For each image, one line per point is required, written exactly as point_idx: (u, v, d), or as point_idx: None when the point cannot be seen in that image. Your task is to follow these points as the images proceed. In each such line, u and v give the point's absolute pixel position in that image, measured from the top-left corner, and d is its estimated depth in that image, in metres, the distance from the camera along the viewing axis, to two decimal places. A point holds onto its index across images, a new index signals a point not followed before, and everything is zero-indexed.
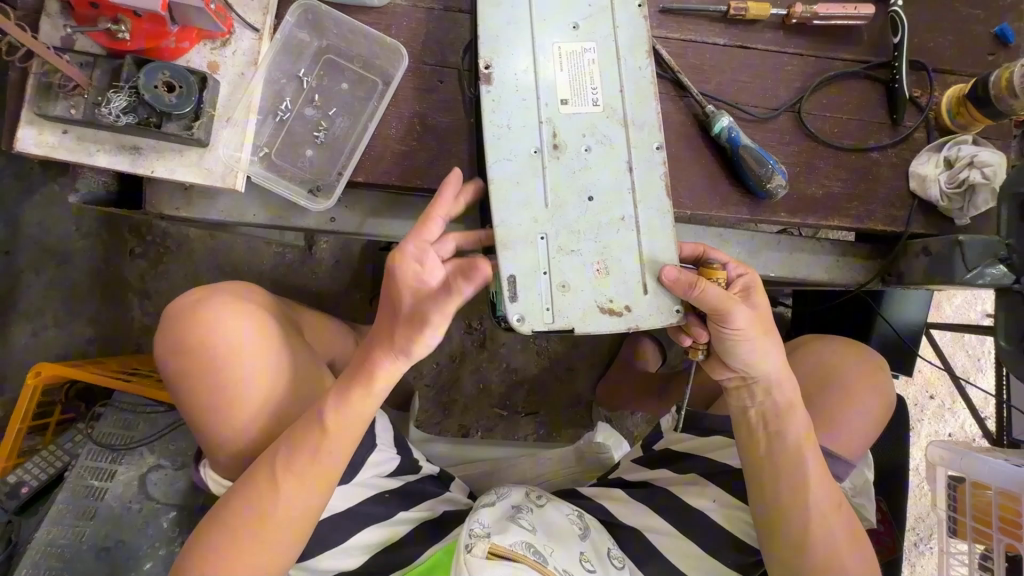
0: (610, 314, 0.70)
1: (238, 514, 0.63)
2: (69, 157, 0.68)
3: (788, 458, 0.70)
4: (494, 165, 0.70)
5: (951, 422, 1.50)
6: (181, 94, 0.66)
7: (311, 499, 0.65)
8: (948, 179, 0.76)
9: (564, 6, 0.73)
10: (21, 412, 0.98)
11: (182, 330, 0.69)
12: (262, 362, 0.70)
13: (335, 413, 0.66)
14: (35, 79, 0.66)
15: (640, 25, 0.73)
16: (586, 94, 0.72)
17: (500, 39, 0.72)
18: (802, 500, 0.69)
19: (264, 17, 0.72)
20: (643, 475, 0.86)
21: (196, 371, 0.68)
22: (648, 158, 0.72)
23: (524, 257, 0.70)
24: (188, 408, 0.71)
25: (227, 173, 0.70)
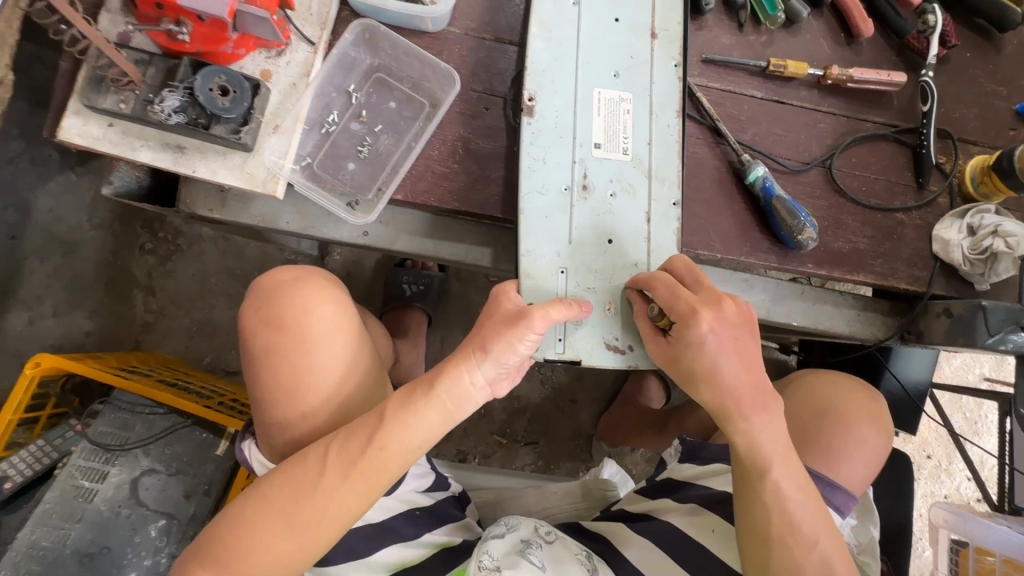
0: (614, 351, 0.71)
1: (277, 494, 0.59)
2: (112, 150, 0.68)
3: (748, 473, 0.65)
4: (527, 195, 0.71)
5: (947, 483, 1.51)
6: (234, 98, 0.67)
7: (355, 504, 0.61)
8: (970, 245, 0.78)
9: (606, 54, 0.75)
10: (12, 404, 0.95)
11: (277, 304, 0.66)
12: (343, 354, 0.67)
13: (400, 421, 0.61)
14: (90, 74, 0.67)
15: (674, 82, 0.75)
16: (619, 141, 0.74)
17: (546, 75, 0.73)
18: (765, 517, 0.63)
19: (321, 32, 0.73)
20: (643, 507, 0.85)
21: (279, 349, 0.65)
22: (670, 207, 0.73)
23: (545, 288, 0.70)
24: (255, 383, 0.67)
25: (269, 179, 0.70)
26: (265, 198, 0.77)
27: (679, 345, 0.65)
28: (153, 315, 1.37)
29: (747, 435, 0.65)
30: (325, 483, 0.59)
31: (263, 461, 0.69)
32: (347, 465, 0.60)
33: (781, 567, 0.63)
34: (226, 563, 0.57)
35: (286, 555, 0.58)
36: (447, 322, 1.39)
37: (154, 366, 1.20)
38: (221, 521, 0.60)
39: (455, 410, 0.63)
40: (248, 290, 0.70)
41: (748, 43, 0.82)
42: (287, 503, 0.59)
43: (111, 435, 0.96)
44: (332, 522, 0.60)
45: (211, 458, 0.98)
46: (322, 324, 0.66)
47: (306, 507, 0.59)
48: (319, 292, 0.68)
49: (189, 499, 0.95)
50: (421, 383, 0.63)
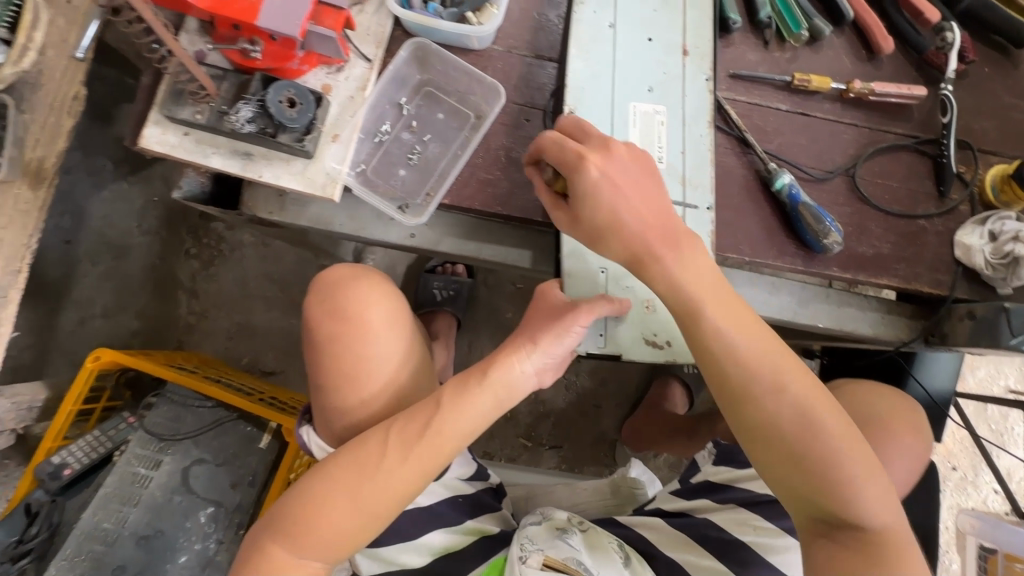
0: (654, 346, 0.74)
1: (341, 473, 0.64)
2: (187, 156, 0.75)
3: (688, 326, 0.66)
4: None
5: (973, 496, 1.50)
6: (301, 109, 0.73)
7: (412, 485, 0.65)
8: (992, 250, 0.80)
9: (641, 70, 0.80)
10: (72, 396, 1.01)
11: (340, 298, 0.72)
12: (398, 344, 0.72)
13: (456, 405, 0.65)
14: (170, 87, 0.74)
15: (706, 97, 0.80)
16: (654, 149, 0.78)
17: (585, 89, 0.79)
18: (721, 370, 0.65)
19: (377, 49, 0.79)
20: (679, 506, 0.88)
21: (341, 339, 0.70)
22: (703, 211, 0.77)
23: (586, 286, 0.74)
24: (318, 371, 0.72)
25: (328, 183, 0.76)
26: (321, 201, 0.83)
27: (574, 200, 0.66)
28: (195, 316, 1.46)
29: (680, 286, 0.65)
30: (386, 463, 0.64)
31: (323, 446, 0.74)
32: (406, 448, 0.64)
33: (752, 415, 0.65)
34: (297, 534, 0.62)
35: (349, 528, 0.63)
36: (475, 327, 1.44)
37: (196, 363, 1.28)
38: (290, 498, 0.64)
39: (506, 397, 0.68)
40: (311, 284, 0.75)
41: (773, 60, 0.87)
42: (352, 480, 0.63)
43: (164, 425, 1.01)
44: (392, 498, 0.64)
45: (255, 451, 1.03)
46: (381, 315, 0.71)
47: (368, 485, 0.63)
48: (378, 288, 0.73)
49: (235, 488, 1.00)
50: (475, 372, 0.68)
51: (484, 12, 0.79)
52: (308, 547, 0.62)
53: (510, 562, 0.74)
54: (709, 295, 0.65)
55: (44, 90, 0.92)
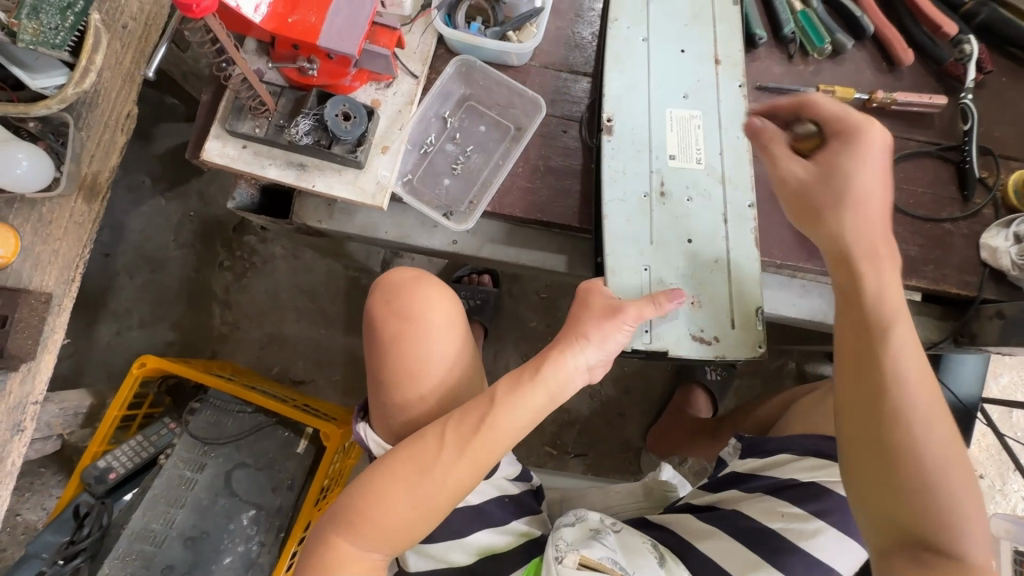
0: (700, 342, 0.78)
1: (400, 468, 0.67)
2: (245, 168, 0.79)
3: (875, 331, 0.64)
4: (610, 203, 0.80)
5: (1003, 503, 1.50)
6: (355, 122, 0.78)
7: (466, 479, 0.68)
8: (1018, 252, 0.83)
9: (676, 79, 0.85)
10: (118, 401, 1.05)
11: (401, 300, 0.77)
12: (453, 341, 0.76)
13: (508, 402, 0.69)
14: (231, 102, 0.79)
15: (740, 102, 0.84)
16: (691, 153, 0.82)
17: (622, 99, 0.83)
18: (874, 374, 0.63)
19: (423, 67, 0.83)
20: (709, 499, 0.90)
21: (401, 337, 0.75)
22: (742, 212, 0.81)
23: (631, 283, 0.78)
24: (379, 368, 0.77)
25: (378, 192, 0.80)
26: (368, 210, 0.87)
27: (834, 158, 0.69)
28: (228, 326, 1.50)
29: (867, 285, 0.66)
30: (443, 458, 0.67)
31: (381, 443, 0.77)
32: (461, 444, 0.67)
33: (889, 426, 0.61)
34: (359, 524, 0.65)
35: (408, 520, 0.66)
36: (500, 336, 1.47)
37: (232, 372, 1.32)
38: (351, 490, 0.68)
39: (556, 393, 0.71)
40: (373, 286, 0.80)
41: (797, 72, 0.91)
42: (410, 472, 0.67)
43: (208, 429, 1.04)
44: (448, 494, 0.67)
45: (295, 455, 1.05)
46: (439, 315, 0.76)
47: (426, 479, 0.66)
48: (435, 290, 0.78)
49: (276, 491, 1.02)
50: (528, 369, 0.71)
51: (524, 31, 0.84)
52: (369, 536, 0.65)
53: (545, 562, 0.76)
54: (890, 298, 0.65)
55: (100, 109, 0.97)
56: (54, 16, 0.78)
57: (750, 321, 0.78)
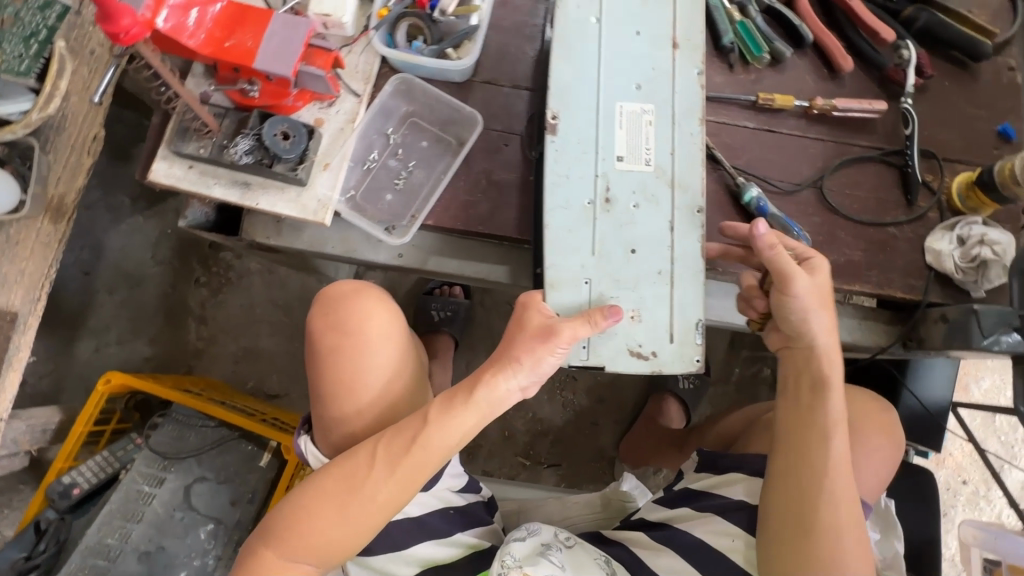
0: (638, 357, 0.78)
1: (332, 485, 0.69)
2: (191, 187, 0.81)
3: (814, 445, 0.72)
4: (553, 211, 0.80)
5: (987, 510, 1.47)
6: (294, 141, 0.79)
7: (398, 497, 0.69)
8: (961, 255, 0.83)
9: (629, 69, 0.84)
10: (83, 417, 1.06)
11: (341, 314, 0.77)
12: (392, 353, 0.77)
13: (439, 423, 0.70)
14: (176, 123, 0.81)
15: (697, 93, 0.84)
16: (640, 155, 0.82)
17: (569, 94, 0.82)
18: (809, 483, 0.70)
19: (366, 85, 0.85)
20: (662, 515, 0.89)
21: (339, 353, 0.76)
22: (689, 220, 0.81)
23: (571, 298, 0.78)
24: (318, 383, 0.77)
25: (319, 208, 0.82)
26: (315, 226, 0.89)
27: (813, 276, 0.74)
28: (203, 342, 1.51)
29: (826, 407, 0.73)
30: (373, 476, 0.68)
31: (319, 456, 0.79)
32: (392, 462, 0.69)
33: (816, 530, 0.69)
34: (290, 539, 0.67)
35: (339, 537, 0.67)
36: (473, 346, 1.48)
37: (203, 388, 1.32)
38: (284, 505, 0.69)
39: (488, 412, 0.72)
40: (313, 300, 0.80)
41: (738, 81, 0.91)
42: (341, 491, 0.68)
43: (169, 444, 1.05)
44: (378, 512, 0.69)
45: (257, 468, 1.06)
46: (378, 330, 0.77)
47: (355, 499, 0.68)
48: (376, 304, 0.79)
49: (235, 505, 1.03)
50: (461, 389, 0.72)
51: (463, 47, 0.86)
52: (299, 552, 0.67)
53: None
54: (837, 403, 0.73)
55: (67, 133, 0.99)
56: (19, 46, 0.88)
57: (689, 335, 0.79)
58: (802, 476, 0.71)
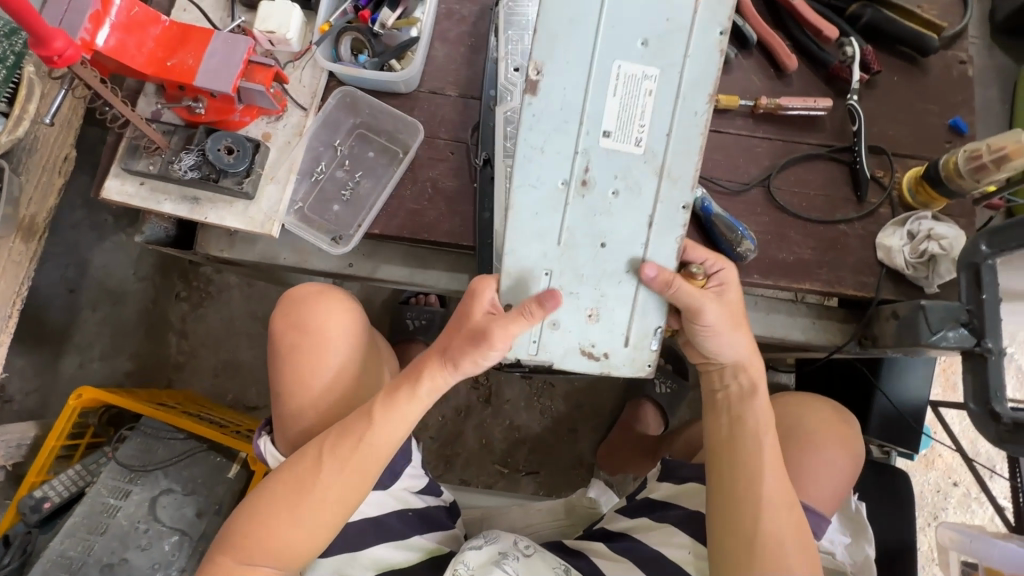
0: (589, 357, 0.76)
1: (285, 488, 0.69)
2: (142, 205, 0.83)
3: (744, 451, 0.72)
4: (521, 190, 0.74)
5: (979, 513, 1.43)
6: (238, 156, 0.81)
7: (350, 494, 0.69)
8: (910, 250, 0.82)
9: (638, 21, 0.72)
10: (56, 431, 1.08)
11: (299, 313, 0.79)
12: (347, 352, 0.78)
13: (385, 418, 0.70)
14: (127, 143, 0.83)
15: (713, 60, 0.73)
16: (630, 131, 0.73)
17: (556, 51, 0.72)
18: (745, 490, 0.70)
19: (312, 99, 0.87)
20: (623, 525, 0.87)
21: (298, 352, 0.77)
22: (671, 216, 0.74)
23: (528, 291, 0.75)
24: (278, 380, 0.79)
25: (267, 221, 0.83)
26: (267, 238, 0.91)
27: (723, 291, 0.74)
28: (184, 355, 1.55)
29: (751, 417, 0.73)
30: (322, 476, 0.68)
31: (278, 455, 0.79)
32: (342, 462, 0.69)
33: (759, 540, 0.67)
34: (244, 547, 0.67)
35: (292, 539, 0.67)
36: None
37: (179, 400, 1.32)
38: (239, 516, 0.69)
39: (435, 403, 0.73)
40: (279, 301, 0.82)
41: None
42: (293, 494, 0.68)
43: (135, 456, 1.07)
44: (331, 510, 0.69)
45: (223, 480, 1.07)
46: (338, 332, 0.78)
47: (306, 500, 0.68)
48: (336, 304, 0.80)
49: (200, 517, 1.04)
50: (405, 384, 0.71)
51: (406, 59, 0.88)
52: (254, 559, 0.67)
53: None
54: (760, 418, 0.73)
55: (39, 154, 1.02)
56: None
57: (644, 341, 0.76)
58: (725, 487, 0.71)
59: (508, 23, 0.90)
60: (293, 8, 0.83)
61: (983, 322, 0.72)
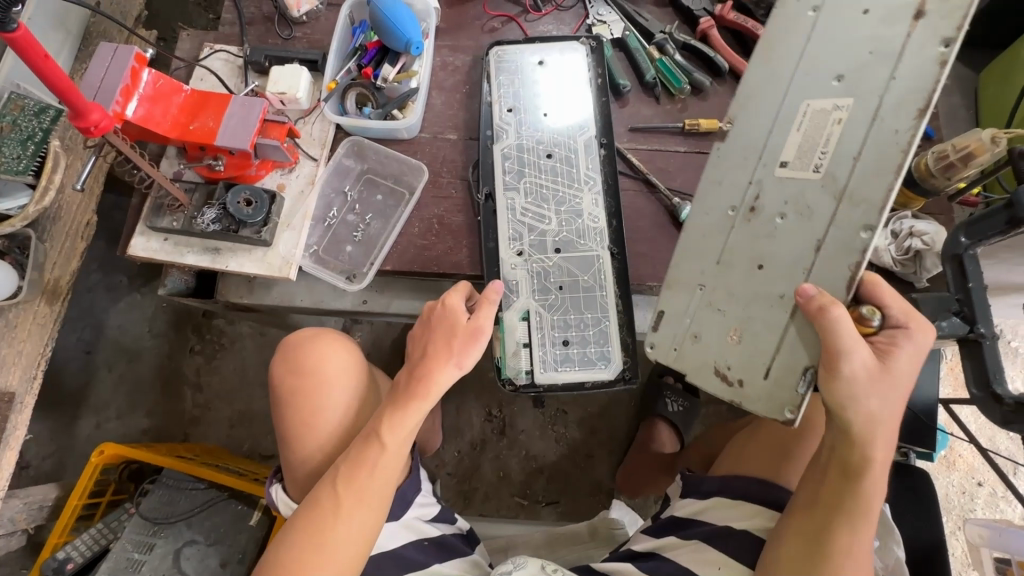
0: (721, 378, 0.79)
1: (304, 534, 0.68)
2: (166, 258, 0.88)
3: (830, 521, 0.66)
4: (695, 213, 0.82)
5: (1008, 512, 1.41)
6: (256, 207, 0.86)
7: (373, 523, 0.71)
8: (896, 248, 0.86)
9: (836, 58, 0.76)
10: (78, 490, 1.09)
11: (300, 356, 0.83)
12: (351, 388, 0.82)
13: (396, 435, 0.72)
14: (152, 203, 0.89)
15: (929, 73, 0.71)
16: (810, 159, 0.76)
17: (749, 97, 0.81)
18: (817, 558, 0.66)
19: (322, 150, 0.94)
20: (650, 545, 0.84)
21: (306, 393, 0.80)
22: (846, 242, 0.73)
23: (682, 299, 0.82)
24: (285, 426, 0.81)
25: (284, 264, 0.88)
26: (284, 282, 0.95)
27: (889, 349, 0.68)
28: (200, 409, 1.47)
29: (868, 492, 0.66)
30: (344, 510, 0.69)
31: (289, 503, 0.80)
32: (362, 491, 0.70)
33: None
34: None
35: None
36: (461, 389, 1.51)
37: (197, 452, 1.32)
38: (267, 563, 0.69)
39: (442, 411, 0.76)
40: (280, 345, 0.86)
41: (667, 111, 0.98)
42: (313, 537, 0.68)
43: (161, 508, 1.08)
44: (356, 542, 0.69)
45: (245, 528, 1.07)
46: (334, 368, 0.82)
47: (330, 538, 0.68)
48: (333, 343, 0.85)
49: (225, 567, 1.04)
50: (409, 398, 0.73)
51: (408, 107, 0.95)
52: None
53: None
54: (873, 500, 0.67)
55: (63, 222, 1.08)
56: (16, 148, 0.95)
57: (788, 378, 0.74)
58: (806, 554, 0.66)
59: (498, 70, 0.98)
60: (301, 71, 0.91)
61: (973, 310, 0.74)
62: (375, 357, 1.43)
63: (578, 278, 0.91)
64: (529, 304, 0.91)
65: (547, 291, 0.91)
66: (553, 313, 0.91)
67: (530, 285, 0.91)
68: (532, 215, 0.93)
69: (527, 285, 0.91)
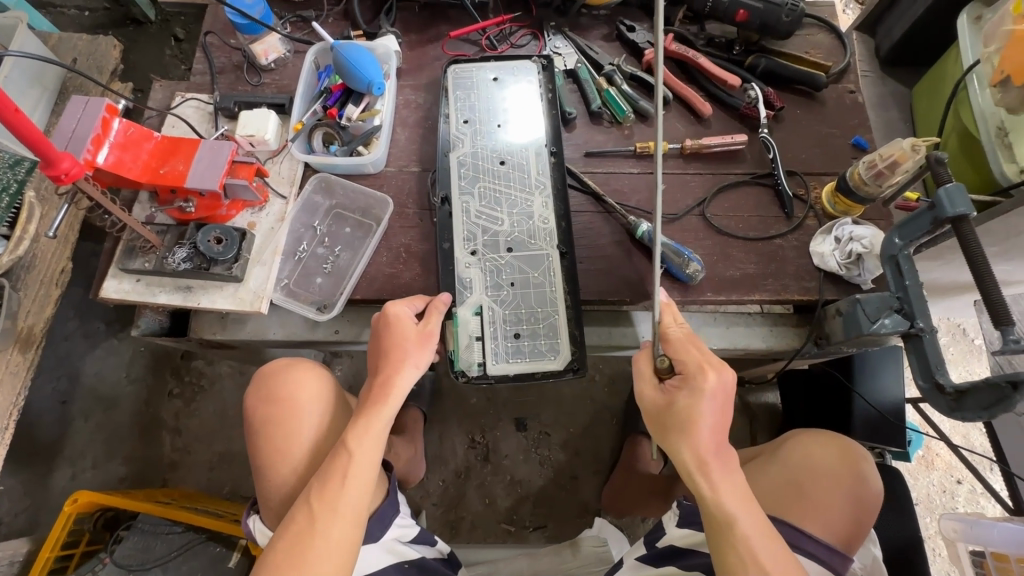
0: None
1: (284, 552, 0.68)
2: (138, 298, 0.90)
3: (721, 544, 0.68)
4: None
5: (989, 508, 1.43)
6: (226, 244, 0.89)
7: (353, 532, 0.70)
8: (841, 253, 0.91)
9: None
10: (50, 541, 1.06)
11: (271, 385, 0.85)
12: (319, 408, 0.84)
13: (359, 442, 0.74)
14: (124, 245, 0.91)
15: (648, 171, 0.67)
16: None
17: None
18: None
19: (291, 187, 0.98)
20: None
21: (279, 420, 0.82)
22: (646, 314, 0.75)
23: None
24: (260, 454, 0.81)
25: (255, 298, 0.90)
26: (257, 316, 0.97)
27: (675, 390, 0.73)
28: (179, 453, 1.45)
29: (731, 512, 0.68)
30: (321, 522, 0.69)
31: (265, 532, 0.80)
32: (332, 503, 0.70)
33: None
34: None
35: None
36: (443, 418, 1.51)
37: (175, 496, 1.30)
38: None
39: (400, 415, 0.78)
40: (253, 378, 0.87)
41: (618, 136, 1.04)
42: (293, 554, 0.67)
43: (134, 554, 1.05)
44: (337, 554, 0.69)
45: (225, 570, 1.05)
46: (307, 394, 0.84)
47: (311, 551, 0.68)
48: (303, 370, 0.87)
49: None
50: (373, 408, 0.76)
51: (372, 144, 1.00)
52: None
53: None
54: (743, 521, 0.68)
55: (37, 270, 1.10)
56: None
57: None
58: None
59: (456, 85, 1.04)
60: (269, 114, 0.96)
61: (912, 307, 0.79)
62: (354, 389, 1.44)
63: (529, 274, 0.94)
64: (481, 300, 0.93)
65: (499, 287, 0.93)
66: (505, 308, 0.92)
67: (483, 281, 0.93)
68: (486, 218, 0.97)
69: (480, 281, 0.93)
